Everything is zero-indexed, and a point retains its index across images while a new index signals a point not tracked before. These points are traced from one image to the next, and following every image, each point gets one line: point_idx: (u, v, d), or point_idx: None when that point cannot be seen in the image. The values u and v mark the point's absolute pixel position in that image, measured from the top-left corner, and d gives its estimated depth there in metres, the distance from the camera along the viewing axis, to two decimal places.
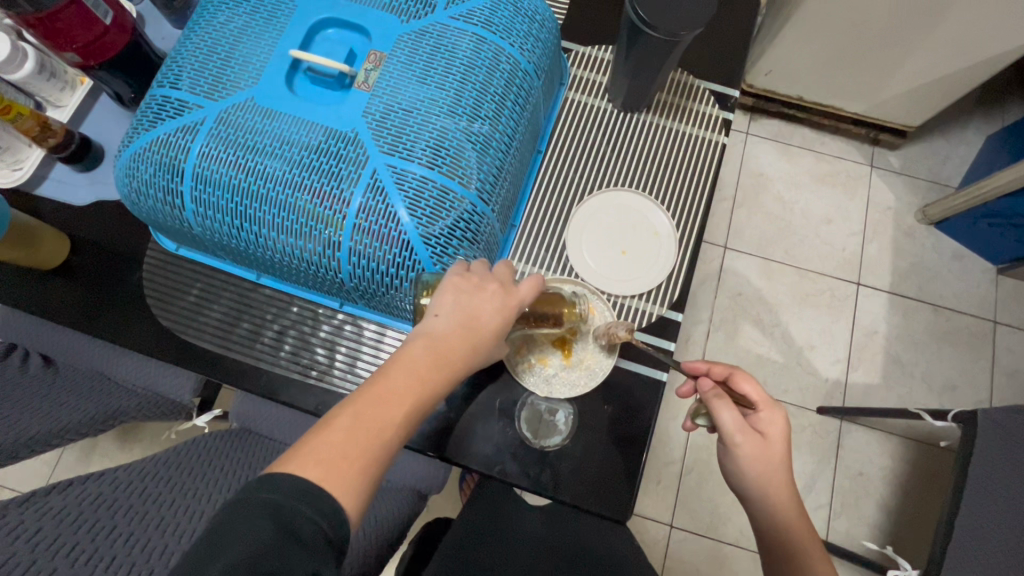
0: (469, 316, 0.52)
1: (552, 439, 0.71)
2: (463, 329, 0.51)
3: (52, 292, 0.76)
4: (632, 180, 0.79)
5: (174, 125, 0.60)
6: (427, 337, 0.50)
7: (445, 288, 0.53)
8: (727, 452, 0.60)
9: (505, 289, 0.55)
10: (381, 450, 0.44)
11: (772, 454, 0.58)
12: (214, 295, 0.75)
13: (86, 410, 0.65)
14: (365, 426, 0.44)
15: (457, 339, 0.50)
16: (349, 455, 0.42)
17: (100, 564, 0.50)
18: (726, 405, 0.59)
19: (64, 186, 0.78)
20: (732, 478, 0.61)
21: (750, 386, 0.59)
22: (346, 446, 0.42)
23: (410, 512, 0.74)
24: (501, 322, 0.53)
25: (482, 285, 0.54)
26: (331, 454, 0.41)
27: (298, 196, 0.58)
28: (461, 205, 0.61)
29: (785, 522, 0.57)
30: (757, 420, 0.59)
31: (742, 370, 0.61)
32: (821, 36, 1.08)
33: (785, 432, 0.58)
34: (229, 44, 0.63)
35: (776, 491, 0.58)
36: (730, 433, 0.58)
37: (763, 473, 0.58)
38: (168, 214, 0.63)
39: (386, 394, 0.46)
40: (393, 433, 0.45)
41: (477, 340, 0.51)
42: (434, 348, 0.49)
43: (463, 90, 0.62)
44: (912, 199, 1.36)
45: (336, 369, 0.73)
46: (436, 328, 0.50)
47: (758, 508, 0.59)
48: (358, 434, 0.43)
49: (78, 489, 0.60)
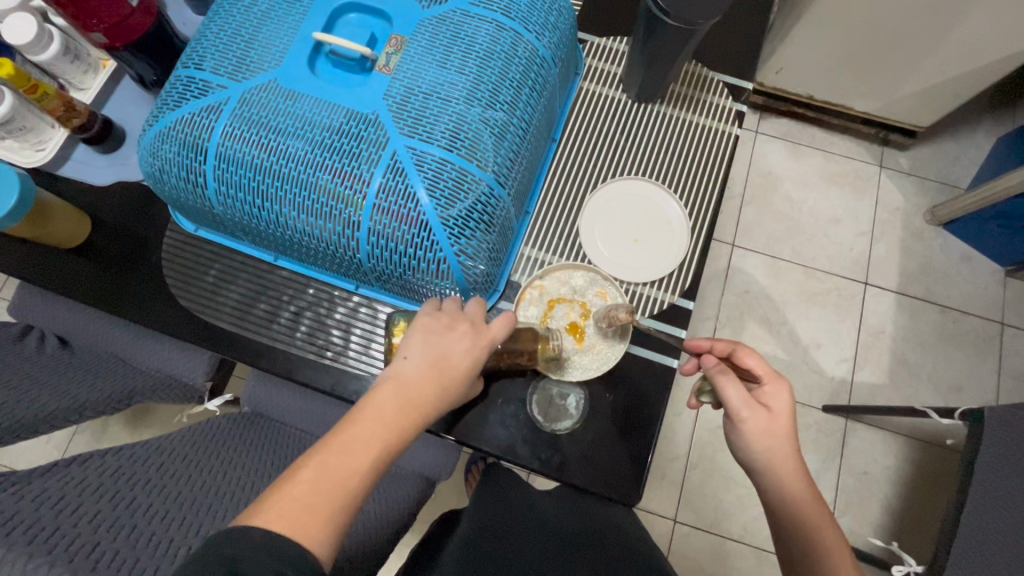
0: (439, 356, 0.53)
1: (562, 423, 0.72)
2: (432, 370, 0.52)
3: (72, 269, 0.77)
4: (645, 168, 0.80)
5: (199, 105, 0.61)
6: (395, 380, 0.50)
7: (415, 329, 0.55)
8: (733, 428, 0.60)
9: (475, 329, 0.56)
10: (349, 498, 0.44)
11: (779, 427, 0.59)
12: (232, 276, 0.76)
13: (103, 389, 0.68)
14: (332, 473, 0.44)
15: (426, 380, 0.51)
16: (314, 507, 0.42)
17: (121, 531, 0.51)
18: (731, 381, 0.60)
19: (85, 167, 0.80)
20: (738, 454, 0.61)
21: (754, 359, 0.61)
22: (312, 497, 0.42)
23: (418, 498, 0.75)
24: (471, 361, 0.54)
25: (452, 326, 0.55)
26: (296, 507, 0.41)
27: (319, 176, 0.59)
28: (479, 188, 0.62)
29: (792, 494, 0.58)
30: (762, 394, 0.60)
31: (745, 345, 0.63)
32: (833, 35, 1.09)
33: (789, 403, 0.60)
34: (254, 26, 0.64)
35: (782, 464, 0.58)
36: (737, 408, 0.59)
37: (769, 446, 0.58)
38: (190, 193, 0.64)
39: (353, 441, 0.46)
40: (360, 481, 0.45)
41: (447, 381, 0.52)
42: (402, 391, 0.50)
43: (482, 75, 0.63)
44: (920, 200, 1.36)
45: (351, 350, 0.74)
46: (405, 370, 0.51)
47: (764, 481, 0.59)
48: (324, 487, 0.43)
49: (98, 462, 0.61)
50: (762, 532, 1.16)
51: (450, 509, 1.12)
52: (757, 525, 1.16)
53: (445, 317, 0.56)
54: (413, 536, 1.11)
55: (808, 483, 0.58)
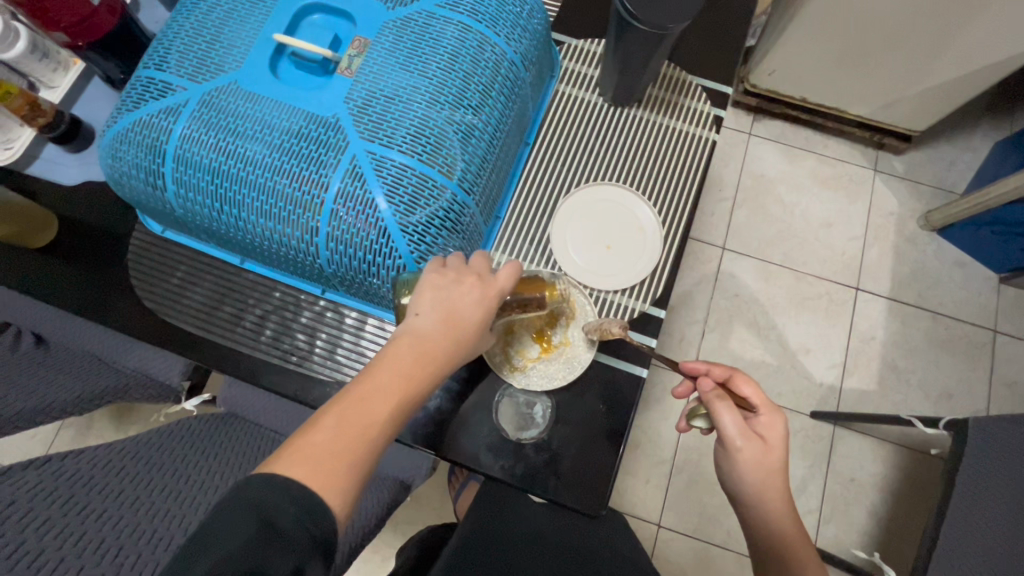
0: (451, 311, 0.51)
1: (528, 431, 0.71)
2: (445, 324, 0.51)
3: (44, 270, 0.77)
4: (619, 174, 0.78)
5: (158, 107, 0.60)
6: (410, 335, 0.50)
7: (424, 285, 0.53)
8: (727, 455, 0.60)
9: (483, 280, 0.54)
10: (367, 447, 0.44)
11: (772, 460, 0.59)
12: (199, 278, 0.75)
13: (72, 389, 0.65)
14: (352, 423, 0.44)
15: (441, 336, 0.50)
16: (336, 453, 0.42)
17: (69, 538, 0.50)
18: (728, 408, 0.60)
19: (54, 166, 0.79)
20: (729, 481, 0.62)
21: (751, 388, 0.60)
22: (332, 444, 0.42)
23: (392, 502, 0.74)
24: (484, 314, 0.53)
25: (461, 279, 0.53)
26: (317, 454, 0.41)
27: (278, 180, 0.58)
28: (442, 194, 0.61)
29: (780, 530, 0.58)
30: (757, 425, 0.60)
31: (744, 372, 0.61)
32: (824, 36, 1.07)
33: (784, 436, 0.59)
34: (215, 27, 0.63)
35: (771, 498, 0.58)
36: (731, 436, 0.59)
37: (761, 478, 0.58)
38: (151, 195, 0.63)
39: (372, 392, 0.46)
40: (379, 430, 0.45)
41: (461, 335, 0.51)
42: (417, 344, 0.49)
43: (447, 78, 0.62)
44: (915, 205, 1.34)
45: (317, 355, 0.74)
46: (419, 325, 0.50)
47: (753, 514, 0.60)
48: (344, 435, 0.43)
49: (56, 465, 0.60)
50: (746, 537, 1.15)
51: (432, 510, 1.12)
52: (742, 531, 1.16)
53: (451, 271, 0.54)
54: (394, 536, 1.11)
55: (796, 518, 0.59)
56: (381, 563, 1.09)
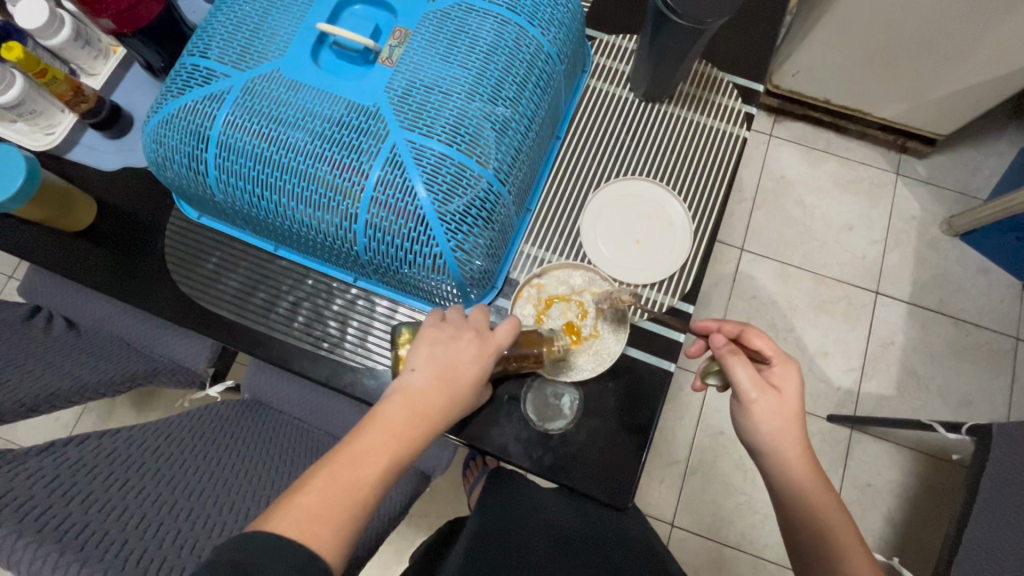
0: (446, 367, 0.53)
1: (556, 422, 0.72)
2: (439, 380, 0.53)
3: (79, 253, 0.78)
4: (650, 169, 0.79)
5: (202, 93, 0.61)
6: (405, 392, 0.51)
7: (422, 340, 0.55)
8: (742, 409, 0.61)
9: (481, 337, 0.57)
10: (358, 505, 0.45)
11: (788, 408, 0.59)
12: (232, 265, 0.76)
13: (106, 371, 0.69)
14: (342, 483, 0.45)
15: (435, 392, 0.52)
16: (323, 514, 0.43)
17: (112, 512, 0.51)
18: (741, 361, 0.60)
19: (93, 152, 0.81)
20: (745, 434, 0.62)
21: (763, 340, 0.61)
22: (321, 506, 0.43)
23: (414, 491, 0.74)
24: (479, 369, 0.55)
25: (457, 336, 0.56)
26: (304, 516, 0.42)
27: (319, 166, 0.59)
28: (478, 184, 0.61)
29: (797, 477, 0.58)
30: (771, 375, 0.61)
31: (754, 327, 0.63)
32: (852, 37, 1.06)
33: (798, 384, 0.60)
34: (258, 16, 0.64)
35: (788, 447, 0.59)
36: (746, 389, 0.59)
37: (778, 427, 0.59)
38: (192, 180, 0.65)
39: (364, 450, 0.47)
40: (368, 491, 0.46)
41: (456, 392, 0.53)
42: (411, 401, 0.51)
43: (486, 70, 0.62)
44: (937, 210, 1.33)
45: (347, 342, 0.75)
46: (413, 382, 0.52)
47: (770, 463, 0.60)
48: (333, 496, 0.44)
49: (95, 443, 0.61)
50: (760, 540, 1.15)
51: (446, 503, 1.13)
52: (756, 533, 1.15)
53: (449, 328, 0.57)
54: (409, 528, 1.11)
55: (813, 462, 0.59)
56: (396, 554, 1.10)
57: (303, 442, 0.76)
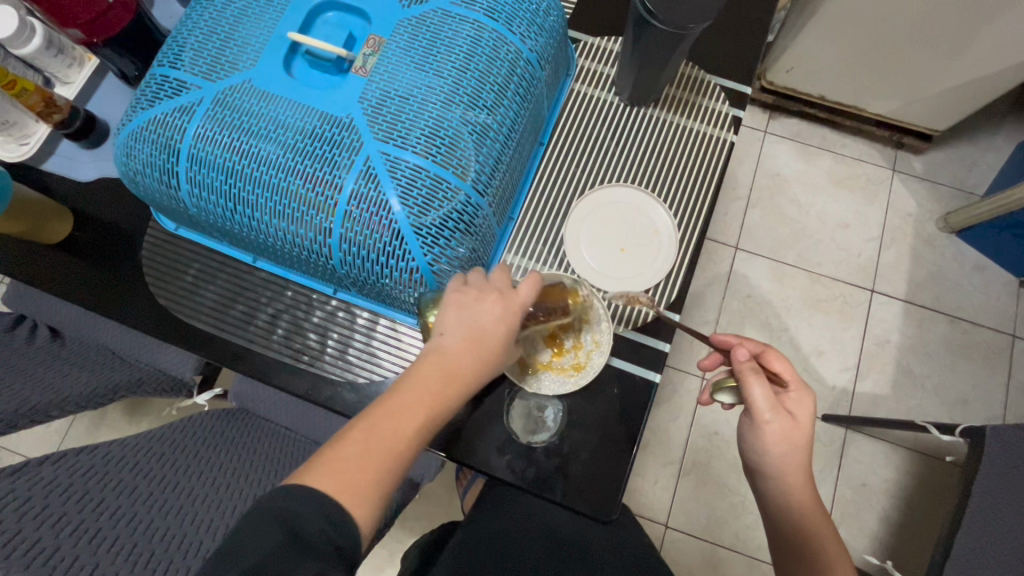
0: (475, 329, 0.53)
1: (539, 435, 0.71)
2: (469, 342, 0.52)
3: (58, 264, 0.77)
4: (635, 175, 0.77)
5: (172, 105, 0.60)
6: (437, 353, 0.51)
7: (447, 305, 0.54)
8: (753, 428, 0.60)
9: (505, 296, 0.55)
10: (391, 465, 0.46)
11: (798, 436, 0.58)
12: (211, 276, 0.75)
13: (87, 383, 0.68)
14: (379, 441, 0.46)
15: (465, 354, 0.52)
16: (360, 470, 0.44)
17: (84, 535, 0.50)
18: (760, 381, 0.59)
19: (70, 162, 0.80)
20: (750, 453, 0.62)
21: (783, 363, 0.61)
22: (361, 460, 0.44)
23: (400, 502, 0.73)
24: (506, 329, 0.54)
25: (482, 296, 0.54)
26: (344, 467, 0.43)
27: (291, 180, 0.57)
28: (456, 196, 0.60)
29: (795, 499, 0.59)
30: (787, 400, 0.59)
31: (775, 348, 0.62)
32: (844, 34, 1.05)
33: (812, 414, 0.59)
34: (230, 24, 0.63)
35: (792, 472, 0.59)
36: (761, 409, 0.58)
37: (785, 452, 0.58)
38: (165, 194, 0.63)
39: (398, 407, 0.48)
40: (404, 446, 0.47)
41: (486, 353, 0.53)
42: (443, 365, 0.51)
43: (463, 77, 0.61)
44: (934, 207, 1.31)
45: (328, 354, 0.74)
46: (444, 343, 0.52)
47: (772, 483, 0.60)
48: (371, 450, 0.45)
49: (71, 461, 0.60)
50: (755, 540, 1.14)
51: (439, 508, 1.12)
52: (749, 533, 1.15)
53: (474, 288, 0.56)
54: (402, 531, 1.11)
55: (813, 487, 0.60)
56: (388, 558, 1.10)
57: (286, 449, 0.77)
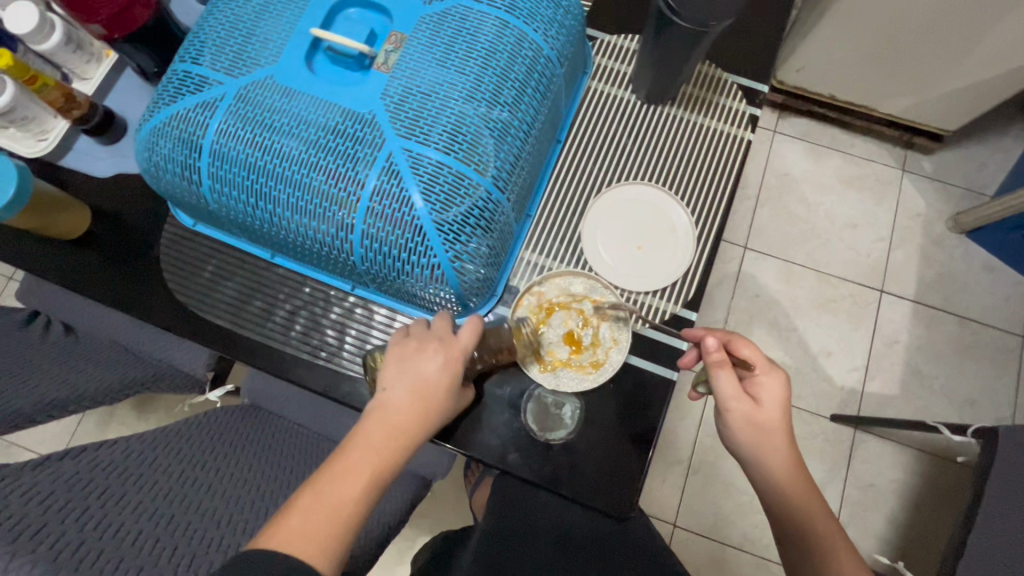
0: (418, 381, 0.54)
1: (557, 432, 0.71)
2: (414, 396, 0.54)
3: (73, 260, 0.77)
4: (652, 172, 0.77)
5: (195, 100, 0.60)
6: (380, 410, 0.53)
7: (390, 358, 0.56)
8: (720, 415, 0.61)
9: (445, 343, 0.57)
10: (343, 523, 0.46)
11: (766, 420, 0.59)
12: (229, 272, 0.75)
13: (104, 379, 0.68)
14: (327, 504, 0.46)
15: (411, 408, 0.53)
16: (310, 534, 0.44)
17: (108, 530, 0.50)
18: (721, 373, 0.59)
19: (86, 158, 0.80)
20: (727, 440, 0.62)
21: (749, 349, 0.60)
22: (309, 524, 0.44)
23: (415, 499, 0.73)
24: (449, 376, 0.56)
25: (423, 346, 0.56)
26: (293, 534, 0.43)
27: (313, 176, 0.57)
28: (477, 192, 0.60)
29: (782, 486, 0.58)
30: (753, 385, 0.60)
31: (741, 335, 0.61)
32: (855, 34, 1.04)
33: (780, 397, 0.59)
34: (252, 20, 0.63)
35: (769, 455, 0.59)
36: (725, 400, 0.59)
37: (752, 436, 0.59)
38: (187, 189, 0.63)
39: (344, 469, 0.49)
40: (353, 506, 0.47)
41: (431, 403, 0.54)
42: (386, 419, 0.52)
43: (484, 74, 0.61)
44: (943, 207, 1.31)
45: (346, 351, 0.74)
46: (389, 399, 0.53)
47: (760, 473, 0.59)
48: (318, 514, 0.45)
49: (92, 455, 0.60)
50: (762, 540, 1.14)
51: (448, 505, 1.12)
52: (757, 533, 1.15)
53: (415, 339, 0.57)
54: (411, 529, 1.11)
55: (800, 470, 0.59)
56: (396, 555, 1.10)
57: (297, 447, 0.76)
